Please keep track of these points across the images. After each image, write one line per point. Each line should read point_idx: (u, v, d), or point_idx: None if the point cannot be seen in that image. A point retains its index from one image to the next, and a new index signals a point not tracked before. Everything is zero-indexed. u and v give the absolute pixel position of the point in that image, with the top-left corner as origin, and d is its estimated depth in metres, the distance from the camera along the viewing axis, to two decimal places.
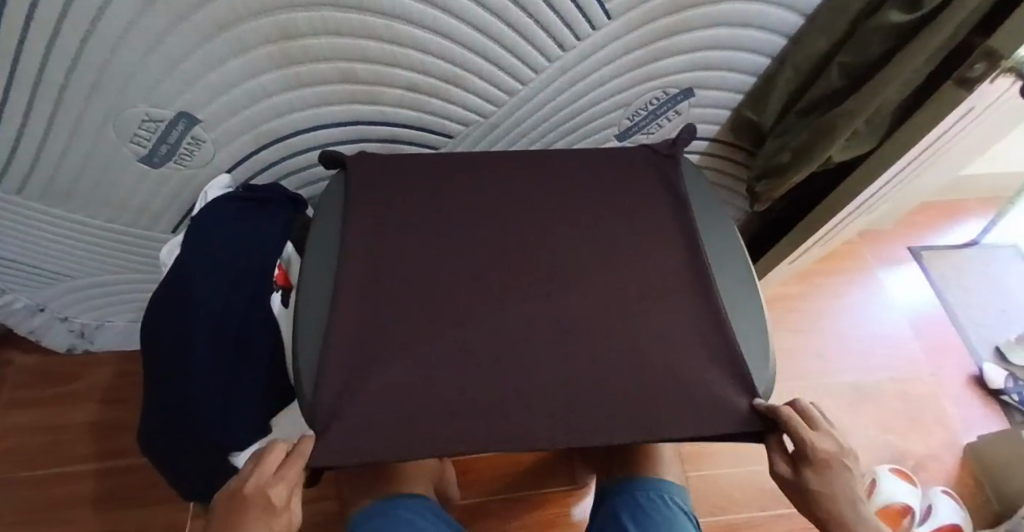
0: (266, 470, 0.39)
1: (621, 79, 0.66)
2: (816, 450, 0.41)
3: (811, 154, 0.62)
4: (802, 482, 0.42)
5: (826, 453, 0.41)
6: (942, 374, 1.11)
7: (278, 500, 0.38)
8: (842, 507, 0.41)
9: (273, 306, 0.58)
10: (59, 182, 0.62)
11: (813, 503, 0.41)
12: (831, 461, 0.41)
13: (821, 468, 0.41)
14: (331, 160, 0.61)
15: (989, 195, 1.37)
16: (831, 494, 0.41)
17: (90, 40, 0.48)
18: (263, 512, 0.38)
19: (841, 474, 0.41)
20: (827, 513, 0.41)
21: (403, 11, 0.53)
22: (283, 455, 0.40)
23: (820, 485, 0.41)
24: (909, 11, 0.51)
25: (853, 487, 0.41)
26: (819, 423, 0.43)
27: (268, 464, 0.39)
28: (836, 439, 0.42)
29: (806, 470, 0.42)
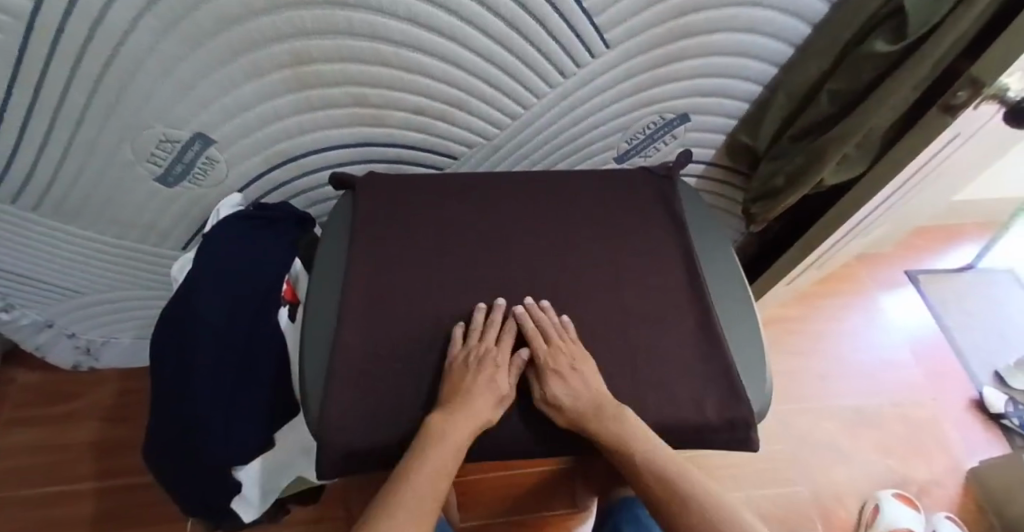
0: (490, 335, 0.49)
1: (620, 105, 0.69)
2: (544, 360, 0.48)
3: (804, 178, 0.64)
4: (547, 392, 0.47)
5: (564, 358, 0.47)
6: (944, 397, 1.11)
7: (496, 359, 0.48)
8: (592, 401, 0.45)
9: (280, 320, 0.59)
10: (75, 199, 0.64)
11: (560, 408, 0.46)
12: (562, 365, 0.47)
13: (553, 373, 0.47)
14: (339, 181, 0.63)
15: (982, 221, 1.39)
16: (570, 396, 0.46)
17: (113, 64, 0.50)
18: (484, 368, 0.47)
19: (558, 378, 0.47)
20: (577, 412, 0.45)
21: (412, 39, 0.56)
22: (491, 324, 0.50)
23: (564, 390, 0.46)
24: (894, 42, 0.54)
25: (570, 390, 0.46)
26: (551, 336, 0.49)
27: (493, 329, 0.49)
28: (563, 348, 0.48)
29: (550, 378, 0.47)
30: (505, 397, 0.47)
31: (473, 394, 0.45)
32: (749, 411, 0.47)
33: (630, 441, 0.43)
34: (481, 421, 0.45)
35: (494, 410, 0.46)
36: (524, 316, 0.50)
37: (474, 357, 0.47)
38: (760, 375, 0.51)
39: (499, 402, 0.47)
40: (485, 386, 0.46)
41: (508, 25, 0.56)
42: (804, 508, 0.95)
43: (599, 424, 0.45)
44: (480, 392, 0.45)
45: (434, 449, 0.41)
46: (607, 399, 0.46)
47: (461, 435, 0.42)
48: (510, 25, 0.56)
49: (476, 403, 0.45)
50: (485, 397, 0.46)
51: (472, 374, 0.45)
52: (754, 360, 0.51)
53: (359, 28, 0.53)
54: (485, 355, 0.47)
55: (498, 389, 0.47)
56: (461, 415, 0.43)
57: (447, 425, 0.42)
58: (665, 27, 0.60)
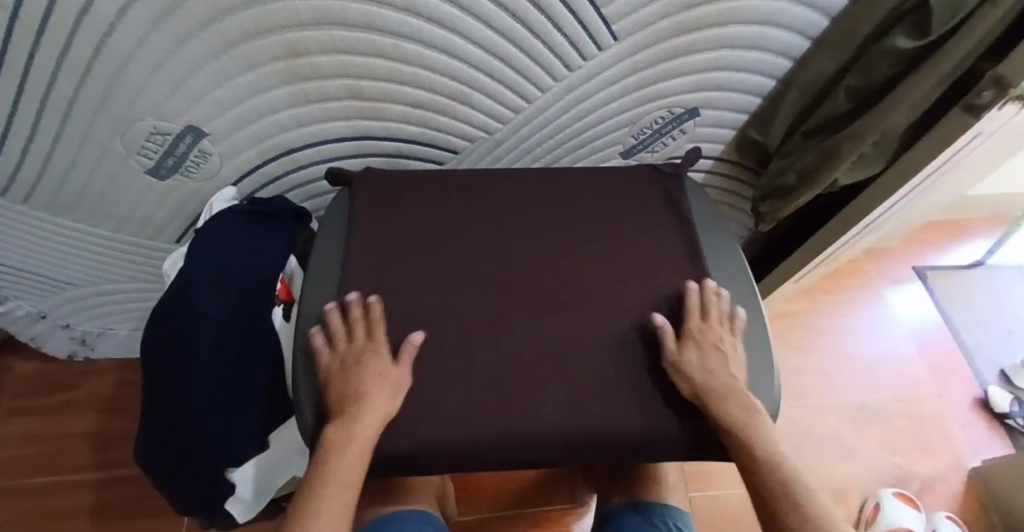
0: (357, 334, 0.47)
1: (627, 99, 0.67)
2: (691, 328, 0.48)
3: (816, 178, 0.62)
4: (679, 354, 0.46)
5: (710, 336, 0.48)
6: (948, 395, 1.09)
7: (366, 353, 0.46)
8: (722, 383, 0.45)
9: (274, 320, 0.58)
10: (66, 192, 0.63)
11: (684, 375, 0.45)
12: (710, 339, 0.48)
13: (695, 343, 0.47)
14: (335, 177, 0.61)
15: (994, 215, 1.36)
16: (699, 366, 0.46)
17: (100, 55, 0.48)
18: (363, 367, 0.45)
19: (710, 351, 0.47)
20: (701, 385, 0.45)
21: (411, 30, 0.53)
22: (354, 321, 0.48)
23: (695, 358, 0.46)
24: (916, 38, 0.51)
25: (711, 364, 0.46)
26: (711, 317, 0.49)
27: (356, 325, 0.47)
28: (719, 332, 0.49)
29: (687, 345, 0.47)
30: (403, 388, 0.44)
31: (365, 394, 0.43)
32: (754, 421, 0.46)
33: (750, 428, 0.42)
34: (385, 415, 0.43)
35: (394, 400, 0.43)
36: (377, 302, 0.48)
37: (353, 363, 0.46)
38: (767, 385, 0.49)
39: (396, 393, 0.44)
40: (372, 380, 0.44)
41: (511, 16, 0.54)
42: None
43: (730, 403, 0.44)
44: (371, 389, 0.43)
45: (334, 463, 0.40)
46: (731, 386, 0.45)
47: (364, 440, 0.41)
48: (514, 16, 0.54)
49: (368, 402, 0.43)
50: (380, 388, 0.43)
51: (354, 378, 0.45)
52: (760, 369, 0.50)
53: (355, 18, 0.51)
54: (361, 353, 0.46)
55: (386, 376, 0.44)
56: (356, 420, 0.42)
57: (347, 434, 0.41)
58: (676, 18, 0.57)
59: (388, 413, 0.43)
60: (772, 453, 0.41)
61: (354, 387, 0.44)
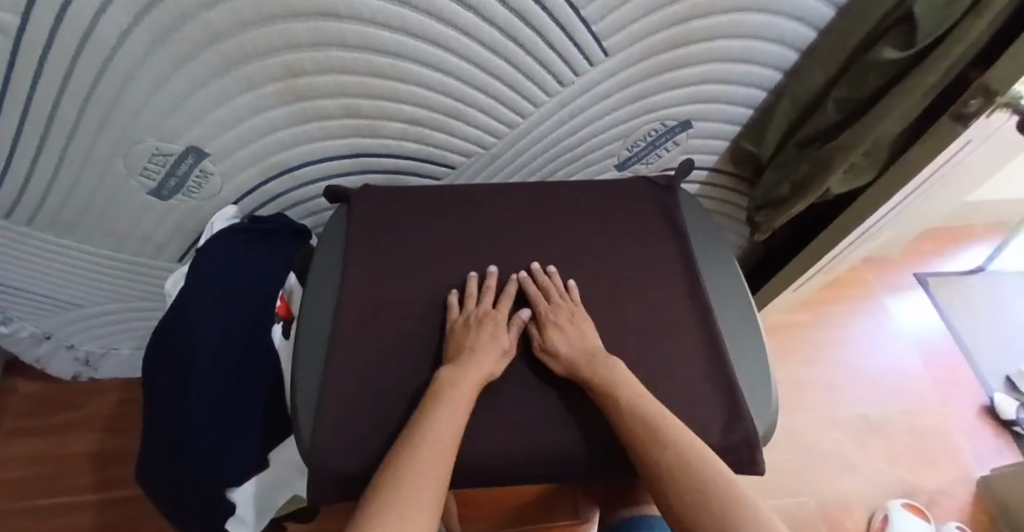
0: (488, 300, 0.51)
1: (620, 112, 0.68)
2: (542, 311, 0.50)
3: (810, 188, 0.62)
4: (543, 341, 0.48)
5: (562, 313, 0.50)
6: (953, 407, 1.08)
7: (496, 318, 0.49)
8: (586, 349, 0.46)
9: (273, 338, 0.59)
10: (70, 213, 0.64)
11: (553, 355, 0.47)
12: (561, 316, 0.49)
13: (551, 325, 0.48)
14: (333, 194, 0.62)
15: (993, 222, 1.37)
16: (561, 340, 0.47)
17: (103, 78, 0.50)
18: (489, 326, 0.48)
19: (567, 327, 0.48)
20: (570, 358, 0.46)
21: (407, 49, 0.55)
22: (487, 289, 0.52)
23: (551, 337, 0.47)
24: (902, 48, 0.52)
25: (572, 338, 0.47)
26: (551, 295, 0.51)
27: (491, 293, 0.52)
28: (567, 307, 0.50)
29: (548, 328, 0.48)
30: (508, 354, 0.47)
31: (479, 346, 0.46)
32: (752, 431, 0.45)
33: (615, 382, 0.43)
34: (487, 373, 0.45)
35: (498, 365, 0.46)
36: (518, 281, 0.53)
37: (474, 318, 0.48)
38: (765, 394, 0.49)
39: (502, 357, 0.47)
40: (487, 340, 0.47)
41: (504, 34, 0.55)
42: (811, 518, 0.93)
43: (601, 367, 0.45)
44: (491, 348, 0.46)
45: (441, 408, 0.40)
46: (597, 352, 0.46)
47: (467, 390, 0.42)
48: (506, 34, 0.55)
49: (486, 358, 0.45)
50: (494, 350, 0.46)
51: (472, 331, 0.47)
52: (757, 378, 0.50)
53: (352, 40, 0.52)
54: (484, 315, 0.49)
55: (502, 342, 0.48)
56: (468, 372, 0.43)
57: (456, 376, 0.43)
58: (666, 33, 0.58)
59: (490, 376, 0.45)
60: (635, 402, 0.41)
61: (474, 338, 0.47)
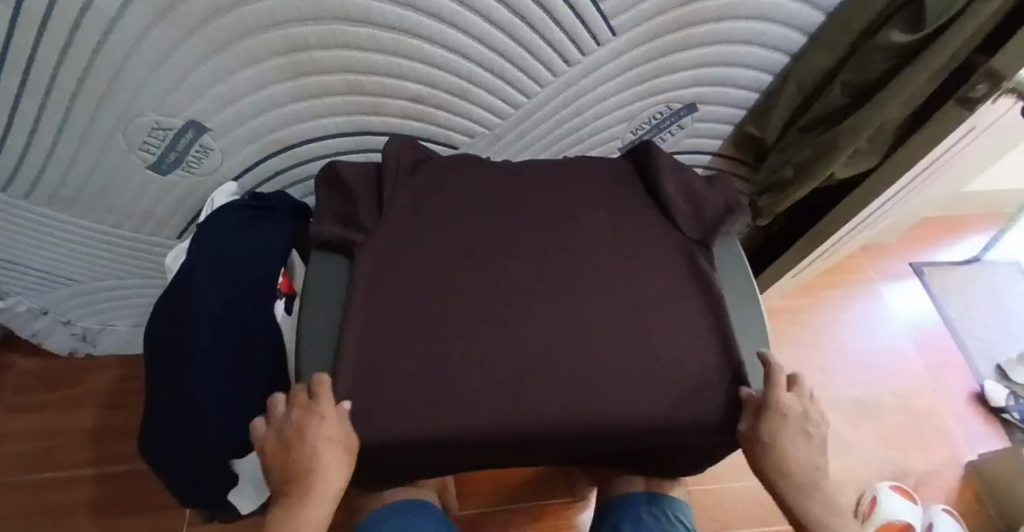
0: (303, 409, 0.42)
1: (626, 94, 0.67)
2: (778, 407, 0.44)
3: (812, 172, 0.63)
4: (758, 433, 0.44)
5: (791, 414, 0.45)
6: (945, 390, 1.10)
7: (311, 430, 0.40)
8: (791, 469, 0.44)
9: (276, 313, 0.58)
10: (68, 187, 0.63)
11: (767, 452, 0.44)
12: (794, 415, 0.45)
13: (776, 424, 0.44)
14: (321, 241, 0.53)
15: (990, 212, 1.37)
16: (776, 442, 0.44)
17: (103, 50, 0.49)
18: (308, 434, 0.41)
19: (789, 427, 0.44)
20: (787, 459, 0.44)
21: (411, 25, 0.54)
22: (302, 397, 0.43)
23: (770, 439, 0.44)
24: (910, 32, 0.52)
25: (787, 442, 0.44)
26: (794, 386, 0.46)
27: (302, 402, 0.42)
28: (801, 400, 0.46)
29: (776, 422, 0.44)
30: (340, 441, 0.41)
31: (319, 468, 0.40)
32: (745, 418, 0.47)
33: (810, 520, 0.43)
34: (335, 490, 0.41)
35: (341, 467, 0.41)
36: (326, 377, 0.43)
37: (291, 434, 0.42)
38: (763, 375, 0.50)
39: (336, 451, 0.41)
40: (312, 452, 0.40)
41: (510, 11, 0.55)
42: None
43: (803, 474, 0.44)
44: (323, 458, 0.40)
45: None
46: (806, 461, 0.45)
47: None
48: (512, 11, 0.55)
49: (323, 474, 0.40)
50: (332, 455, 0.40)
51: (305, 456, 0.40)
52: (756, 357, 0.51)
53: (356, 14, 0.52)
54: (304, 429, 0.41)
55: (339, 437, 0.41)
56: (311, 505, 0.39)
57: (293, 516, 0.39)
58: (673, 13, 0.58)
59: (337, 489, 0.41)
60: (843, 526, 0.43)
61: (311, 465, 0.40)
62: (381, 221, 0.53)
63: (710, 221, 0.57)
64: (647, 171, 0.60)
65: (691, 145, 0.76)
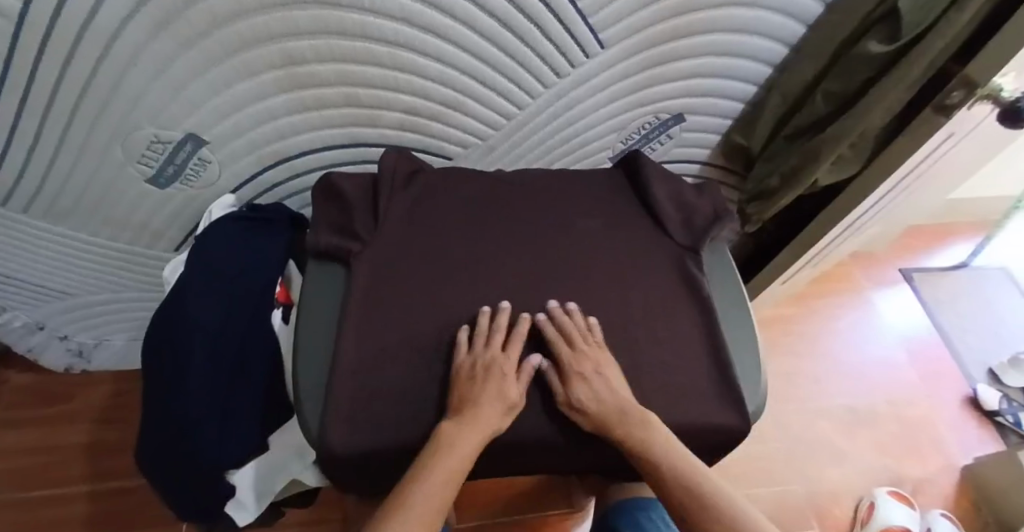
0: (495, 345, 0.46)
1: (616, 105, 0.69)
2: (564, 360, 0.46)
3: (798, 179, 0.64)
4: (568, 395, 0.45)
5: (587, 360, 0.46)
6: (938, 399, 1.11)
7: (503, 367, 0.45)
8: (614, 404, 0.44)
9: (273, 322, 0.59)
10: (66, 200, 0.64)
11: (581, 411, 0.44)
12: (582, 370, 0.45)
13: (577, 375, 0.45)
14: (319, 250, 0.53)
15: (976, 219, 1.40)
16: (586, 401, 0.44)
17: (104, 64, 0.50)
18: (495, 370, 0.45)
19: (596, 381, 0.45)
20: (601, 415, 0.44)
21: (406, 40, 0.55)
22: (493, 331, 0.48)
23: (578, 399, 0.44)
24: (888, 42, 0.54)
25: (604, 396, 0.44)
26: (576, 341, 0.47)
27: (495, 339, 0.47)
28: (567, 355, 0.46)
29: (573, 380, 0.45)
30: (514, 404, 0.45)
31: (482, 401, 0.43)
32: (736, 420, 0.48)
33: (649, 445, 0.42)
34: (492, 430, 0.43)
35: (503, 418, 0.44)
36: (526, 319, 0.49)
37: (482, 369, 0.45)
38: (754, 376, 0.51)
39: (507, 408, 0.44)
40: (493, 392, 0.44)
41: (502, 25, 0.56)
42: (799, 506, 0.95)
43: (631, 427, 0.43)
44: (492, 397, 0.43)
45: (435, 479, 0.38)
46: (631, 411, 0.44)
47: (467, 449, 0.40)
48: (504, 25, 0.56)
49: (484, 410, 0.42)
50: (498, 398, 0.44)
51: (478, 384, 0.43)
52: (747, 359, 0.52)
53: (351, 28, 0.53)
54: (492, 363, 0.45)
55: (513, 393, 0.45)
56: (470, 432, 0.41)
57: (453, 436, 0.40)
58: (660, 26, 0.60)
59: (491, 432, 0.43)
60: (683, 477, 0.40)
61: (478, 398, 0.43)
62: (378, 232, 0.54)
63: (700, 229, 0.58)
64: (636, 177, 0.62)
65: (680, 154, 0.78)
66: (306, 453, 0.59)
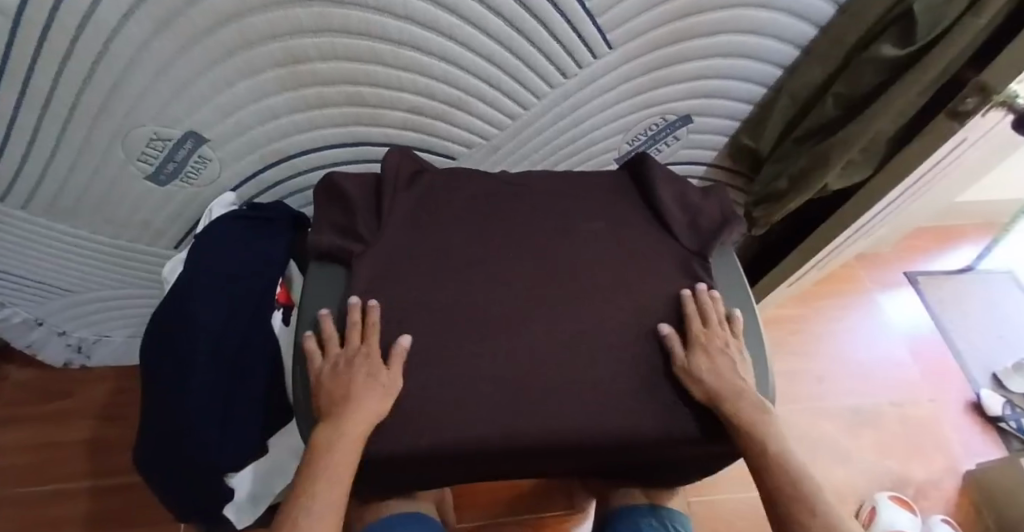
0: (353, 342, 0.47)
1: (622, 106, 0.68)
2: (698, 332, 0.49)
3: (807, 183, 0.63)
4: (689, 363, 0.47)
5: (716, 341, 0.49)
6: (941, 401, 1.10)
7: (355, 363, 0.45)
8: (734, 385, 0.47)
9: (273, 324, 0.59)
10: (66, 198, 0.63)
11: (698, 381, 0.46)
12: (713, 345, 0.48)
13: (704, 348, 0.48)
14: (320, 252, 0.53)
15: (983, 222, 1.38)
16: (706, 372, 0.47)
17: (103, 61, 0.49)
18: (352, 366, 0.45)
19: (724, 359, 0.48)
20: (716, 388, 0.46)
21: (410, 38, 0.55)
22: (352, 324, 0.47)
23: (694, 368, 0.47)
24: (901, 46, 0.53)
25: (726, 374, 0.47)
26: (712, 320, 0.50)
27: (354, 332, 0.47)
28: (700, 329, 0.49)
29: (696, 350, 0.48)
30: (392, 390, 0.44)
31: (348, 397, 0.43)
32: None
33: (765, 431, 0.45)
34: (372, 418, 0.42)
35: (381, 403, 0.43)
36: (375, 307, 0.48)
37: (343, 367, 0.46)
38: (761, 384, 0.50)
39: (384, 395, 0.44)
40: (364, 383, 0.44)
41: (508, 25, 0.55)
42: None
43: (741, 402, 0.46)
44: (352, 388, 0.44)
45: (322, 486, 0.40)
46: (745, 390, 0.47)
47: (348, 450, 0.41)
48: (510, 25, 0.55)
49: (352, 402, 0.43)
50: (363, 387, 0.44)
51: (341, 382, 0.45)
52: (753, 366, 0.51)
53: (355, 26, 0.52)
54: (352, 358, 0.46)
55: (379, 380, 0.44)
56: (342, 428, 0.42)
57: (331, 436, 0.41)
58: (669, 26, 0.59)
59: (373, 417, 0.43)
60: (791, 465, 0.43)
61: (343, 396, 0.44)
62: (379, 232, 0.54)
63: (707, 231, 0.57)
64: (641, 179, 0.61)
65: (686, 156, 0.77)
66: (303, 455, 0.60)
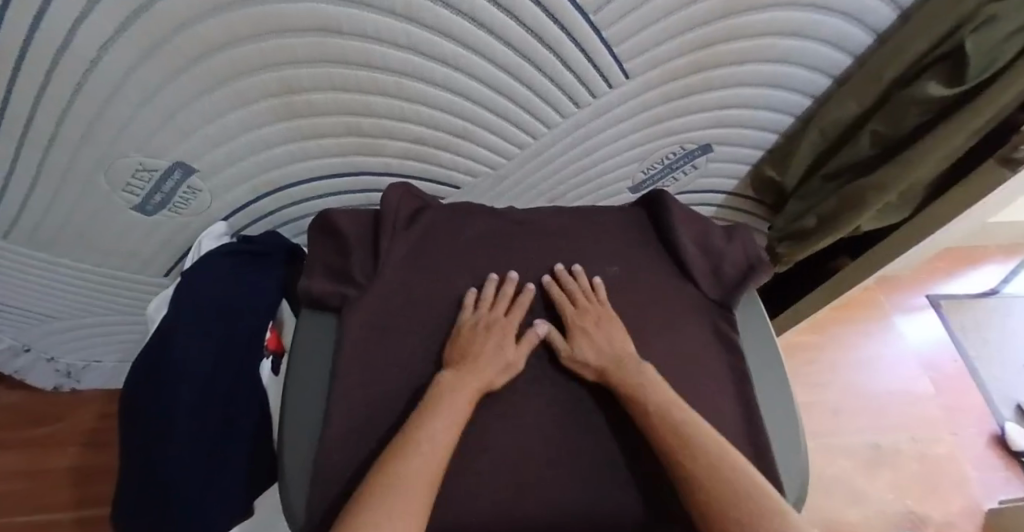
0: (497, 310, 0.47)
1: (638, 135, 0.63)
2: (570, 318, 0.47)
3: (837, 224, 0.59)
4: (571, 348, 0.46)
5: (591, 320, 0.48)
6: (962, 434, 1.06)
7: (498, 327, 0.46)
8: (617, 358, 0.45)
9: (262, 375, 0.55)
10: (48, 227, 0.59)
11: (581, 362, 0.45)
12: (586, 325, 0.47)
13: (580, 330, 0.46)
14: (312, 299, 0.49)
15: (1010, 243, 1.33)
16: (588, 351, 0.45)
17: (82, 92, 0.46)
18: (494, 329, 0.46)
19: (599, 332, 0.47)
20: (599, 365, 0.44)
21: (412, 69, 0.51)
22: (501, 296, 0.49)
23: (573, 352, 0.45)
24: (949, 86, 0.48)
25: (608, 348, 0.45)
26: (578, 298, 0.49)
27: (498, 303, 0.48)
28: (568, 312, 0.48)
29: (575, 334, 0.46)
30: (515, 366, 0.45)
31: (477, 352, 0.44)
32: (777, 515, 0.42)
33: (655, 397, 0.41)
34: (487, 384, 0.42)
35: (500, 375, 0.44)
36: (531, 290, 0.50)
37: (483, 325, 0.46)
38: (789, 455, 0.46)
39: (508, 370, 0.44)
40: (492, 351, 0.44)
41: (518, 54, 0.51)
42: None
43: (629, 373, 0.43)
44: (484, 346, 0.44)
45: (434, 419, 0.38)
46: (627, 357, 0.45)
47: (462, 396, 0.40)
48: (520, 55, 0.51)
49: (483, 361, 0.43)
50: (494, 354, 0.44)
51: (480, 340, 0.45)
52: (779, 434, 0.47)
53: (354, 57, 0.48)
54: (494, 322, 0.46)
55: (511, 356, 0.45)
56: (469, 378, 0.42)
57: (455, 381, 0.41)
58: (693, 55, 0.54)
59: (490, 384, 0.43)
60: (688, 429, 0.38)
61: (475, 351, 0.44)
62: (377, 277, 0.50)
63: (730, 281, 0.53)
64: (659, 219, 0.56)
65: (703, 185, 0.73)
66: None
